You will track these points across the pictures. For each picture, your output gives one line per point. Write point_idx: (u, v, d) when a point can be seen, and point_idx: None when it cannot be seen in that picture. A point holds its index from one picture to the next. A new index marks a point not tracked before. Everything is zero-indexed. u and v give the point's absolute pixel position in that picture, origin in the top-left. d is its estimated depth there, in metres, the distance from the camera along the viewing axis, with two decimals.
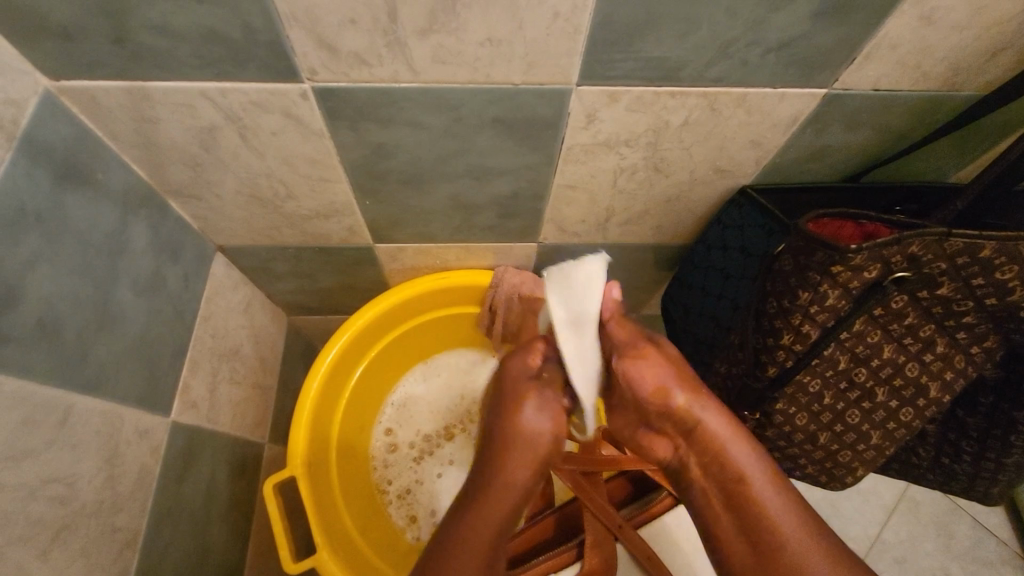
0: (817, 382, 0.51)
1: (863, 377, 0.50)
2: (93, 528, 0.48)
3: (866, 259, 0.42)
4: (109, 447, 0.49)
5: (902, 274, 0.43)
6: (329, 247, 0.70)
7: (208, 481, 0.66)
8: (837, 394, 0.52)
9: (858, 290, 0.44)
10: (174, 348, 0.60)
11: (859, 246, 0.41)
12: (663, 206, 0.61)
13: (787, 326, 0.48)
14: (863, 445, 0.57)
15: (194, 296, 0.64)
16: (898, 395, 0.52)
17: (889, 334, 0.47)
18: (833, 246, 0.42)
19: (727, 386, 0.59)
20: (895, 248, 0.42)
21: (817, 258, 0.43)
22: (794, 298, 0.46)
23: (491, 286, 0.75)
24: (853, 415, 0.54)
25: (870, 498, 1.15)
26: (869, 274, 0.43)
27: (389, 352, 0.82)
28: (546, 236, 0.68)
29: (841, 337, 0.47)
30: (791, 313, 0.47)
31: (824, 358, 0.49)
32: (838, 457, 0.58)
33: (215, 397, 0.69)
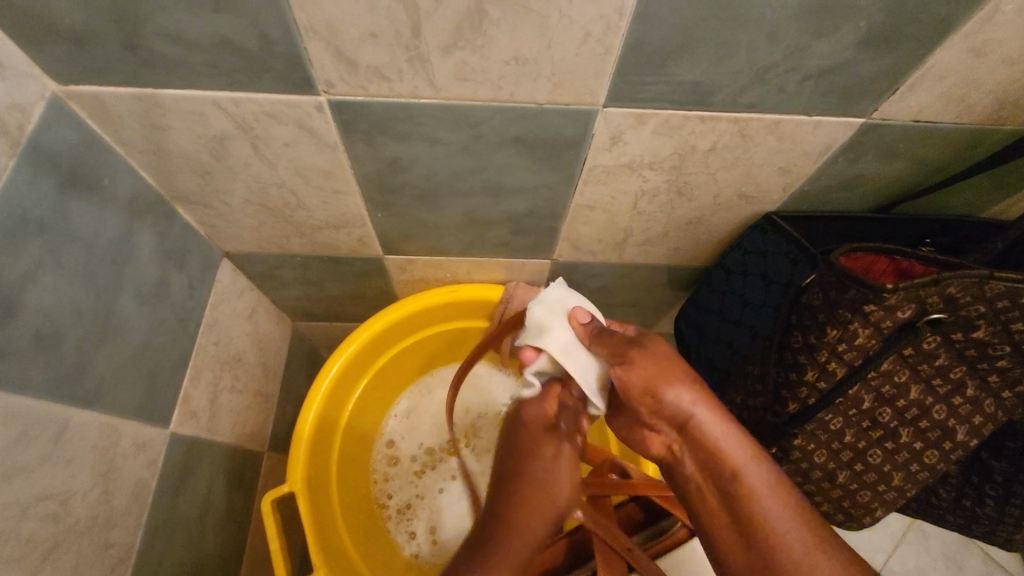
0: (840, 421, 0.49)
1: (888, 418, 0.48)
2: (86, 546, 0.46)
3: (902, 299, 0.40)
4: (105, 460, 0.48)
5: (938, 315, 0.41)
6: (338, 257, 0.68)
7: (205, 492, 0.65)
8: (860, 433, 0.50)
9: (890, 329, 0.42)
10: (177, 357, 0.58)
11: (895, 286, 0.39)
12: (683, 228, 0.59)
13: (813, 362, 0.46)
14: (884, 485, 0.54)
15: (199, 304, 0.63)
16: (924, 436, 0.49)
17: (919, 374, 0.45)
18: (867, 284, 0.40)
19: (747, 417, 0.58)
20: (933, 288, 0.40)
21: (849, 296, 0.42)
22: (821, 334, 0.45)
23: (501, 301, 0.73)
24: (875, 454, 0.51)
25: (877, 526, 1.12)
26: (903, 314, 0.42)
27: (395, 363, 0.80)
28: (560, 254, 0.66)
29: (869, 375, 0.46)
30: (819, 349, 0.46)
31: (850, 397, 0.47)
32: (857, 496, 0.56)
33: (216, 406, 0.67)
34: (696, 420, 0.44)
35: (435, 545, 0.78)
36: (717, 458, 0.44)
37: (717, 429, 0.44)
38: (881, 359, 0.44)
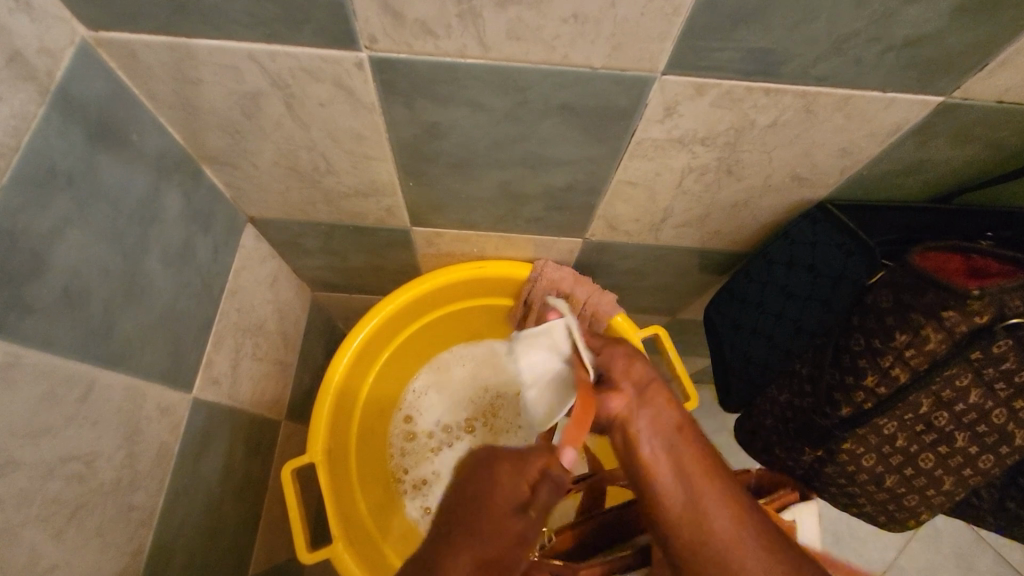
0: (893, 426, 0.48)
1: (944, 422, 0.47)
2: (110, 507, 0.46)
3: (983, 305, 0.41)
4: (130, 423, 0.47)
5: (1017, 320, 0.41)
6: (364, 226, 0.67)
7: (225, 457, 0.65)
8: (911, 437, 0.49)
9: (961, 335, 0.43)
10: (200, 322, 0.57)
11: (980, 291, 0.41)
12: (726, 210, 0.56)
13: (873, 366, 0.47)
14: (933, 490, 0.53)
15: (223, 269, 0.61)
16: (979, 441, 0.47)
17: (983, 381, 0.44)
18: (948, 289, 0.42)
19: (791, 418, 0.58)
20: (1016, 294, 0.41)
21: (925, 300, 0.43)
22: (887, 339, 0.46)
23: (529, 280, 0.71)
24: (926, 459, 0.50)
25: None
26: (978, 319, 0.42)
27: (417, 339, 0.79)
28: (593, 232, 0.64)
29: (933, 382, 0.45)
30: (882, 352, 0.46)
31: (907, 402, 0.47)
32: (903, 499, 0.55)
33: (237, 373, 0.67)
34: (629, 416, 0.44)
35: None
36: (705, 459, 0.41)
37: (669, 414, 0.44)
38: (948, 366, 0.44)
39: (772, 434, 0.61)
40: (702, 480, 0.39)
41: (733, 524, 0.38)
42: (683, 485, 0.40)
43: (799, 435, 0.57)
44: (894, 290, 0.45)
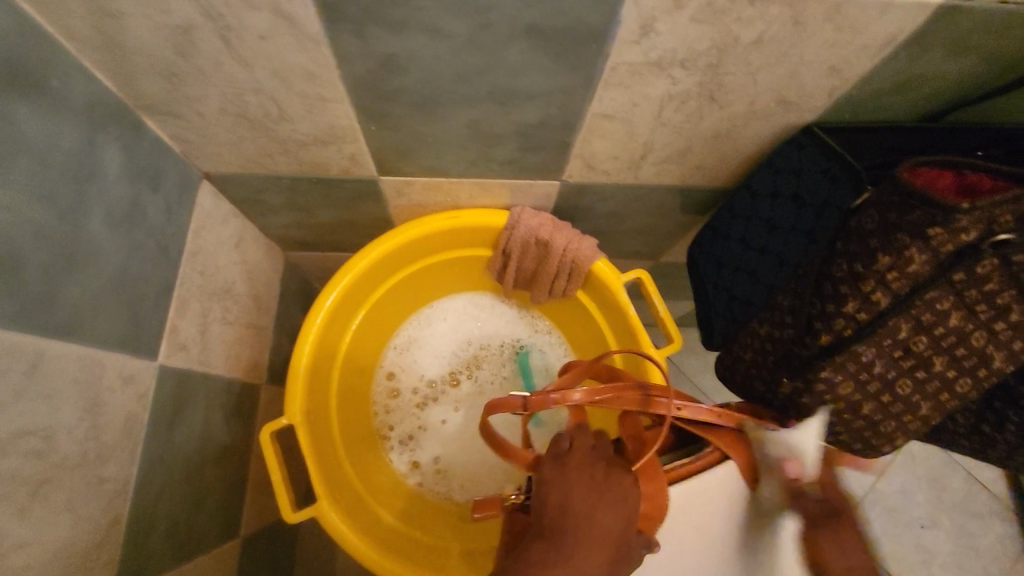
0: (874, 352, 0.45)
1: (922, 346, 0.45)
2: (78, 480, 0.44)
3: (971, 221, 0.39)
4: (90, 394, 0.45)
5: (1005, 237, 0.39)
6: (328, 179, 0.63)
7: (202, 423, 0.63)
8: (890, 363, 0.46)
9: (947, 255, 0.41)
10: (159, 287, 0.54)
11: (971, 205, 0.38)
12: (709, 143, 0.54)
13: (853, 292, 0.44)
14: (908, 416, 0.50)
15: (180, 229, 0.57)
16: (957, 364, 0.46)
17: (964, 301, 0.43)
18: (935, 203, 0.39)
19: (768, 352, 0.55)
20: (1004, 207, 0.39)
21: (912, 218, 0.41)
22: (870, 262, 0.43)
23: (506, 228, 0.68)
24: (904, 385, 0.48)
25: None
26: (965, 237, 0.40)
27: (395, 294, 0.76)
28: (571, 174, 0.61)
29: (912, 307, 0.43)
30: (864, 277, 0.44)
31: (887, 327, 0.44)
32: (879, 429, 0.51)
33: (207, 338, 0.64)
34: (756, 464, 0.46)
35: (440, 474, 0.78)
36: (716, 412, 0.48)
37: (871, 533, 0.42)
38: (931, 286, 0.42)
39: (751, 368, 0.58)
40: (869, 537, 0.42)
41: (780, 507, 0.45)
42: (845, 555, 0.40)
43: (778, 366, 0.54)
44: (881, 209, 0.43)
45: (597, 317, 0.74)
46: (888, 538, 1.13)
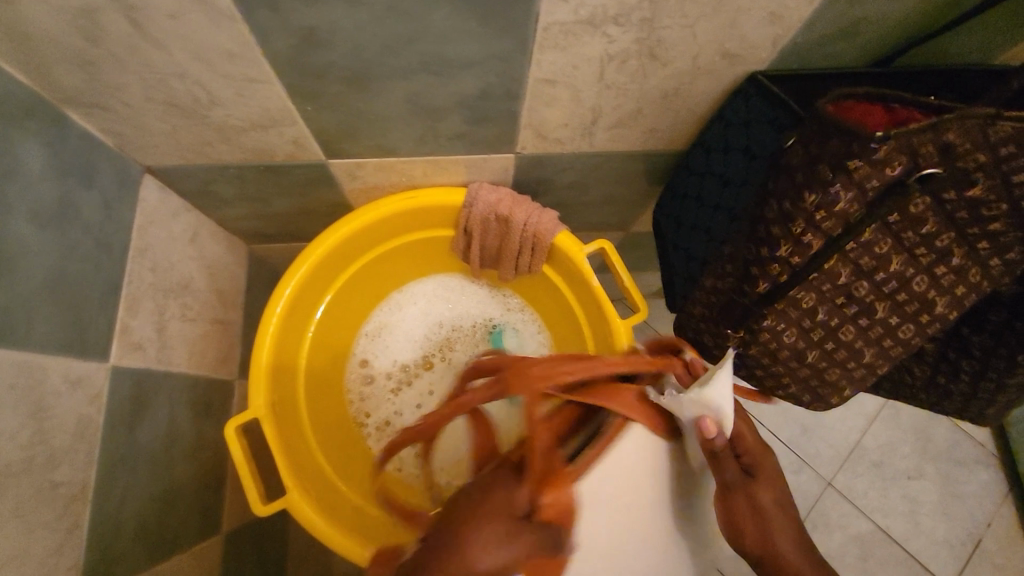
0: (813, 298, 0.45)
1: (863, 293, 0.44)
2: (27, 486, 0.43)
3: (892, 151, 0.37)
4: (31, 399, 0.44)
5: (932, 170, 0.37)
6: (276, 165, 0.61)
7: (167, 422, 0.62)
8: (832, 311, 0.46)
9: (875, 192, 0.39)
10: (102, 286, 0.52)
11: (884, 134, 0.36)
12: (659, 103, 0.52)
13: (785, 235, 0.43)
14: (854, 364, 0.49)
15: (122, 226, 0.56)
16: (899, 310, 0.45)
17: (900, 243, 0.41)
18: (852, 133, 0.37)
19: (714, 303, 0.55)
20: (929, 135, 0.36)
21: (832, 150, 0.39)
22: (798, 200, 0.41)
23: (465, 206, 0.67)
24: (847, 331, 0.47)
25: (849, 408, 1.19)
26: (892, 171, 0.37)
27: (359, 280, 0.75)
28: (524, 145, 0.59)
29: (847, 248, 0.42)
30: (794, 216, 0.42)
31: (824, 272, 0.43)
32: (825, 377, 0.51)
33: (166, 336, 0.63)
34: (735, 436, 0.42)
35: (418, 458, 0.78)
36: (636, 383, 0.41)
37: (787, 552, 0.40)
38: (863, 227, 0.40)
39: (701, 322, 0.58)
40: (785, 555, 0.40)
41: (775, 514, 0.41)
42: (764, 534, 0.40)
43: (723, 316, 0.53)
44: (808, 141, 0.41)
45: (565, 291, 0.73)
46: (877, 492, 1.15)
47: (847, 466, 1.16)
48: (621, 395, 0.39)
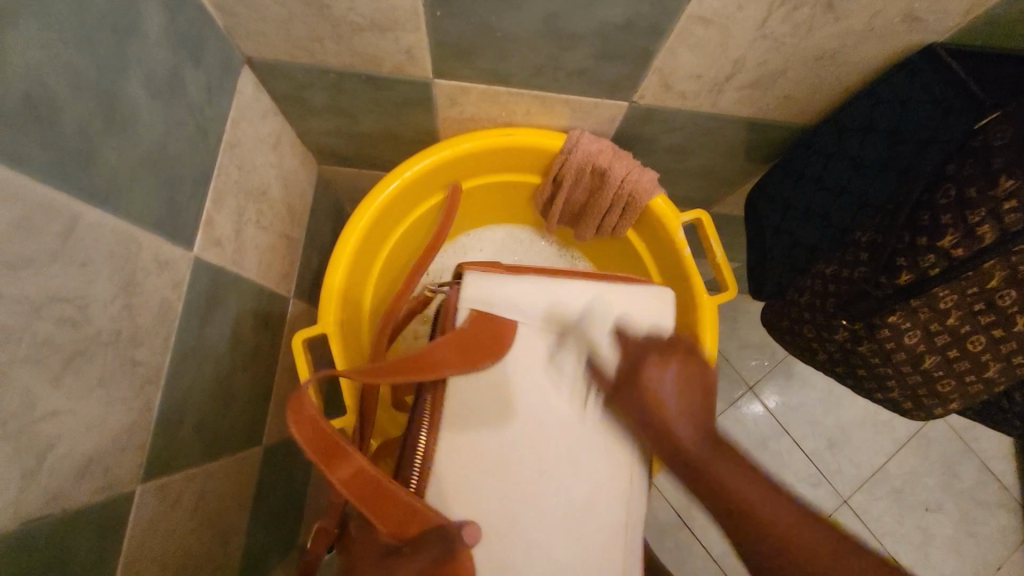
0: (953, 300, 0.43)
1: (1008, 302, 0.41)
2: (111, 358, 0.43)
3: None
4: (125, 271, 0.43)
5: None
6: (379, 77, 0.58)
7: (232, 325, 0.61)
8: (966, 316, 0.43)
9: None
10: (197, 172, 0.51)
11: None
12: (808, 66, 0.48)
13: (957, 223, 0.41)
14: (972, 376, 0.47)
15: (219, 114, 0.53)
16: None
17: None
18: None
19: (828, 290, 0.53)
20: None
21: None
22: (989, 186, 0.39)
23: (562, 153, 0.63)
24: (977, 339, 0.44)
25: (879, 429, 1.17)
26: None
27: (435, 215, 0.73)
28: (644, 94, 0.56)
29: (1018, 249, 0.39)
30: (975, 203, 0.40)
31: (980, 272, 0.41)
32: (937, 386, 0.49)
33: (242, 239, 0.61)
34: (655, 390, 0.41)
35: None
36: (454, 344, 0.49)
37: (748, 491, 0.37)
38: None
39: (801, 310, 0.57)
40: (749, 495, 0.36)
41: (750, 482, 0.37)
42: (728, 457, 0.38)
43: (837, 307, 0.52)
44: (1020, 122, 0.38)
45: (645, 258, 0.70)
46: (892, 518, 1.12)
47: (868, 488, 1.14)
48: (454, 366, 0.49)
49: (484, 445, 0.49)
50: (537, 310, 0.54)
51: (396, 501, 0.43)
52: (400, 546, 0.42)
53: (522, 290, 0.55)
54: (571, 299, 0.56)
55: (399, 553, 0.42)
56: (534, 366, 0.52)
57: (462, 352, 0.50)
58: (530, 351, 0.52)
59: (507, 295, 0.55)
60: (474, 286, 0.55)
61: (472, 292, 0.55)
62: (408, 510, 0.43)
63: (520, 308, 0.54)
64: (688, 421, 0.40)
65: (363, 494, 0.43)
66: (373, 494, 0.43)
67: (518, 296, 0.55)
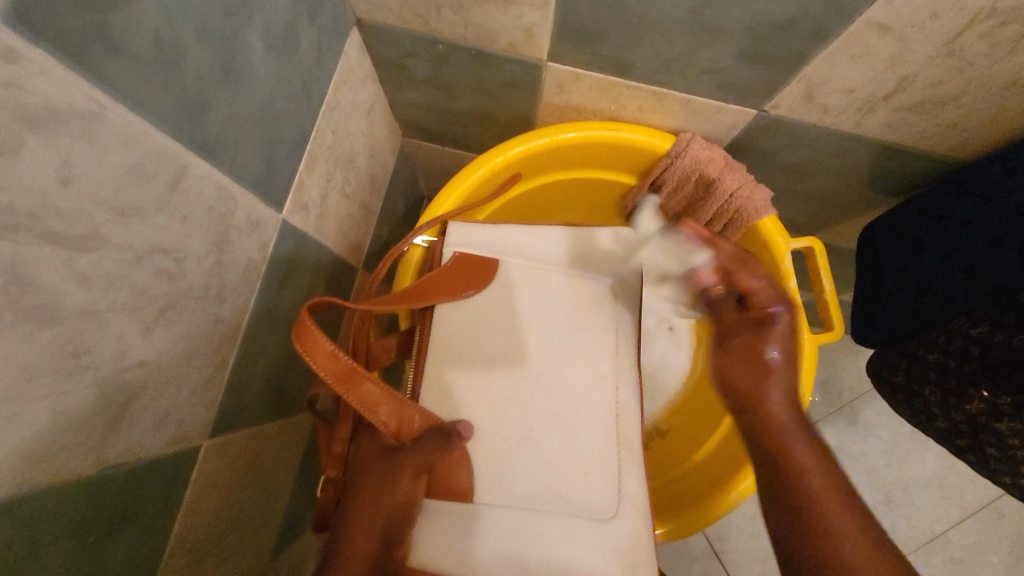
0: None
1: None
2: (198, 314, 0.41)
3: None
4: (220, 228, 0.41)
5: None
6: (490, 54, 0.55)
7: (306, 292, 0.60)
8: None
9: None
10: (297, 133, 0.49)
11: None
12: (995, 91, 0.43)
13: None
14: None
15: (325, 75, 0.52)
16: None
17: None
18: None
19: (929, 341, 0.51)
20: None
21: None
22: None
23: (668, 155, 0.58)
24: None
25: (944, 493, 1.05)
26: None
27: (521, 205, 0.70)
28: (780, 102, 0.50)
29: None
30: None
31: None
32: None
33: (326, 205, 0.60)
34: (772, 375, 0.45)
35: None
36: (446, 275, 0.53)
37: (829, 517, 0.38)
38: None
39: (902, 360, 0.54)
40: (839, 524, 0.37)
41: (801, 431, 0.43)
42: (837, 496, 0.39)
43: (975, 373, 0.46)
44: None
45: None
46: None
47: (921, 552, 1.02)
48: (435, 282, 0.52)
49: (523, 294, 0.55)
50: (512, 252, 0.58)
51: (383, 397, 0.43)
52: (402, 447, 0.43)
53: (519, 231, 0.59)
54: (547, 243, 0.59)
55: (398, 453, 0.42)
56: (547, 296, 0.56)
57: (452, 284, 0.53)
58: (533, 280, 0.56)
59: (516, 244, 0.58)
60: (457, 235, 0.57)
61: (457, 237, 0.57)
62: (395, 402, 0.43)
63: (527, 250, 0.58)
64: (783, 435, 0.43)
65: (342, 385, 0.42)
66: (348, 376, 0.42)
67: (501, 241, 0.58)
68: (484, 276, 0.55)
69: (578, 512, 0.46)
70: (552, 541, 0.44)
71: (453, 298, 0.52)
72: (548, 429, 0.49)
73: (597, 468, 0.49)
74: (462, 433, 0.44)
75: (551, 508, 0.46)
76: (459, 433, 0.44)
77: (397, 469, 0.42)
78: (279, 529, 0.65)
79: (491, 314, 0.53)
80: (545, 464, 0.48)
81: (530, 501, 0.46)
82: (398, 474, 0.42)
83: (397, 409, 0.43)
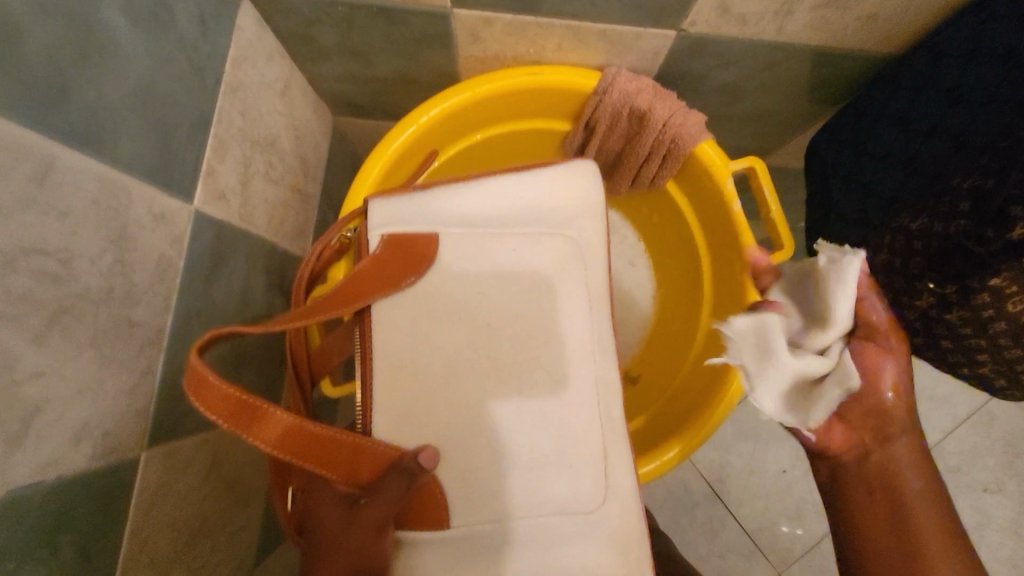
0: (970, 259, 0.40)
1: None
2: (103, 317, 0.39)
3: None
4: (114, 223, 0.39)
5: None
6: (393, 9, 0.52)
7: (243, 285, 0.58)
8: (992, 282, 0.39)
9: None
10: (193, 118, 0.46)
11: None
12: None
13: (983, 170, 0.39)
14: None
15: (216, 52, 0.48)
16: None
17: None
18: None
19: (874, 246, 0.50)
20: None
21: None
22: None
23: (595, 93, 0.56)
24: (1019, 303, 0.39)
25: (933, 405, 1.06)
26: None
27: (457, 166, 0.67)
28: (697, 17, 0.47)
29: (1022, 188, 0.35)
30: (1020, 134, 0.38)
31: (994, 227, 0.38)
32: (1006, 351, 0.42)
33: (250, 193, 0.57)
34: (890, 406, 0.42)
35: None
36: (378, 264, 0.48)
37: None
38: None
39: None
40: None
41: (893, 545, 0.41)
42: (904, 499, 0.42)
43: (921, 267, 0.45)
44: None
45: (688, 216, 0.63)
46: None
47: None
48: (376, 270, 0.48)
49: (477, 257, 0.51)
50: (453, 223, 0.53)
51: (340, 448, 0.42)
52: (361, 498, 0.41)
53: (462, 196, 0.53)
54: (495, 201, 0.54)
55: (358, 503, 0.41)
56: (499, 256, 0.52)
57: (402, 264, 0.49)
58: (482, 245, 0.52)
59: (457, 215, 0.54)
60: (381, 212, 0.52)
61: (379, 218, 0.51)
62: (353, 450, 0.42)
63: (471, 218, 0.54)
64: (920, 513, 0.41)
65: (299, 450, 0.41)
66: (302, 447, 0.40)
67: (441, 212, 0.53)
68: (423, 257, 0.50)
69: (569, 508, 0.48)
70: (540, 540, 0.47)
71: (391, 289, 0.49)
72: (522, 410, 0.48)
73: (575, 450, 0.49)
74: (422, 468, 0.40)
75: (541, 486, 0.47)
76: (420, 467, 0.40)
77: (359, 521, 0.41)
78: (258, 531, 0.64)
79: (440, 292, 0.50)
80: (531, 427, 0.48)
81: (524, 505, 0.47)
82: (362, 526, 0.40)
83: (353, 459, 0.42)
